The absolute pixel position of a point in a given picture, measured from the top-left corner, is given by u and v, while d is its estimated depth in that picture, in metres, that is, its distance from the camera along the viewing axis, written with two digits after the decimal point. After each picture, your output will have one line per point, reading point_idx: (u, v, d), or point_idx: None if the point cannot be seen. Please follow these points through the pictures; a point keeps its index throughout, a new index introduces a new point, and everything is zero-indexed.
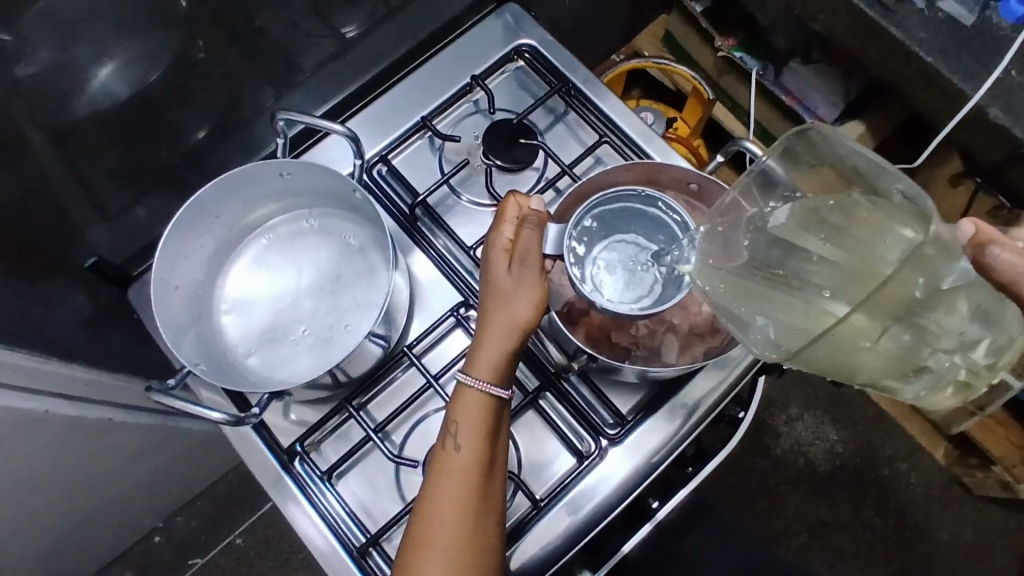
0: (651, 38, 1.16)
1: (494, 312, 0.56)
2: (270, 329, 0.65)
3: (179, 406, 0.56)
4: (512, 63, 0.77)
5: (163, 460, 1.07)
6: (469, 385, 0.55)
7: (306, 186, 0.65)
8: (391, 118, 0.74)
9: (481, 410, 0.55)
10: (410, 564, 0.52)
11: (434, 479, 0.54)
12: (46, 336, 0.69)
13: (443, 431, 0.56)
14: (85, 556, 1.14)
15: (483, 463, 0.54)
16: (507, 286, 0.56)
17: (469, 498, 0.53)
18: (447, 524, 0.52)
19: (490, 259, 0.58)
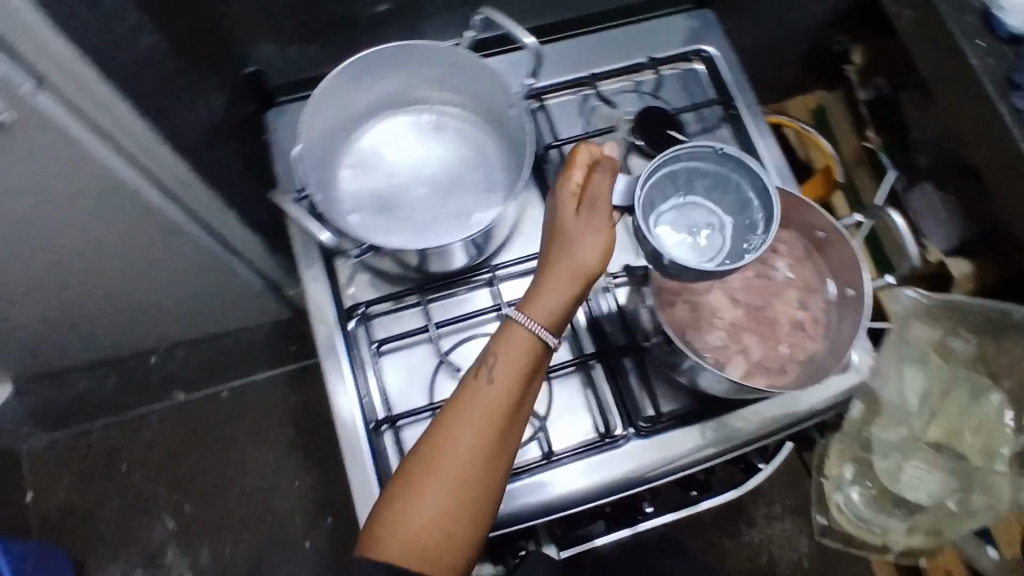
0: (802, 105, 1.17)
1: (555, 257, 0.54)
2: (380, 197, 0.67)
3: (294, 211, 0.60)
4: (688, 63, 0.78)
5: (197, 289, 1.10)
6: (521, 323, 0.54)
7: (469, 87, 0.68)
8: (562, 67, 0.77)
9: (525, 351, 0.54)
10: (415, 486, 0.51)
11: (458, 401, 0.53)
12: (165, 122, 0.72)
13: (478, 361, 0.55)
14: (87, 342, 1.18)
15: (512, 400, 0.53)
16: (572, 232, 0.54)
17: (490, 430, 0.52)
18: (461, 448, 0.52)
19: (557, 202, 0.56)
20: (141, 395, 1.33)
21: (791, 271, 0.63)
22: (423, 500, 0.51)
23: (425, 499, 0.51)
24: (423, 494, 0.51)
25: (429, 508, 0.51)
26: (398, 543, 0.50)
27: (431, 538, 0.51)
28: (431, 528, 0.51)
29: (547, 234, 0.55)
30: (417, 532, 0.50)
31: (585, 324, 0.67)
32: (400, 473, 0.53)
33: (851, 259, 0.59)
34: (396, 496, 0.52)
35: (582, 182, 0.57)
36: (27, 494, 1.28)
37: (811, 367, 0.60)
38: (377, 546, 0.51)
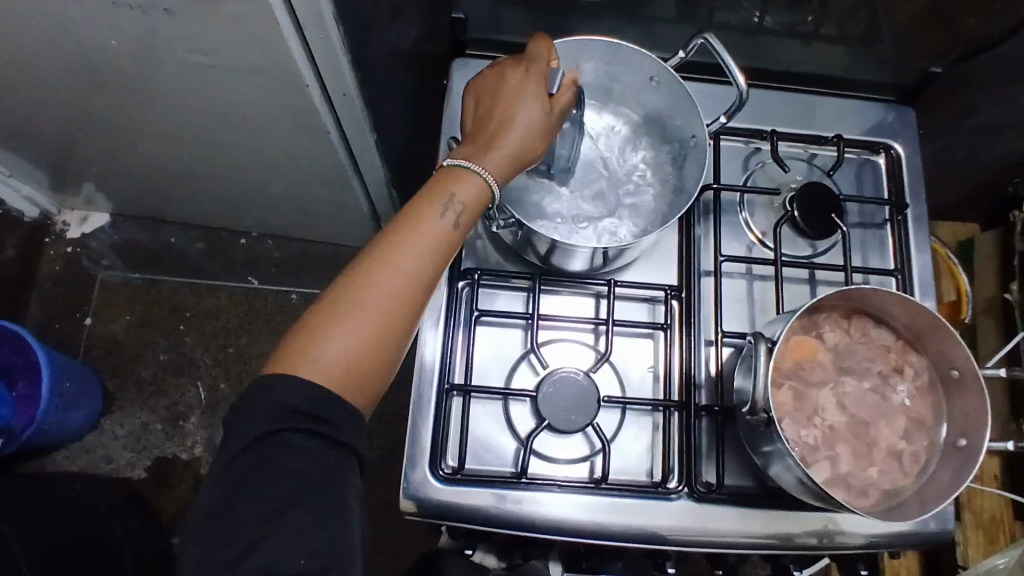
0: (951, 234, 1.11)
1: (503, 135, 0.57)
2: (533, 183, 0.66)
3: None
4: (868, 155, 0.76)
5: (308, 191, 1.13)
6: (476, 172, 0.55)
7: (655, 102, 0.67)
8: (745, 114, 0.76)
9: (477, 194, 0.55)
10: (348, 300, 0.49)
11: (402, 230, 0.52)
12: (352, 25, 0.73)
13: (433, 194, 0.54)
14: (196, 199, 1.24)
15: (457, 237, 0.54)
16: (521, 118, 0.57)
17: (432, 262, 0.52)
18: (401, 277, 0.50)
19: (529, 86, 0.58)
20: (219, 267, 1.39)
21: (908, 399, 0.60)
22: (351, 323, 0.49)
23: (353, 320, 0.49)
24: (353, 316, 0.49)
25: (355, 332, 0.49)
26: (320, 363, 0.48)
27: (353, 365, 0.49)
28: (355, 356, 0.49)
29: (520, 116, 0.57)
30: (340, 356, 0.49)
31: (679, 369, 0.66)
32: (327, 293, 0.50)
33: (979, 412, 0.56)
34: (322, 314, 0.49)
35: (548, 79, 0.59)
36: (91, 316, 1.35)
37: (895, 501, 0.57)
38: (297, 362, 0.48)
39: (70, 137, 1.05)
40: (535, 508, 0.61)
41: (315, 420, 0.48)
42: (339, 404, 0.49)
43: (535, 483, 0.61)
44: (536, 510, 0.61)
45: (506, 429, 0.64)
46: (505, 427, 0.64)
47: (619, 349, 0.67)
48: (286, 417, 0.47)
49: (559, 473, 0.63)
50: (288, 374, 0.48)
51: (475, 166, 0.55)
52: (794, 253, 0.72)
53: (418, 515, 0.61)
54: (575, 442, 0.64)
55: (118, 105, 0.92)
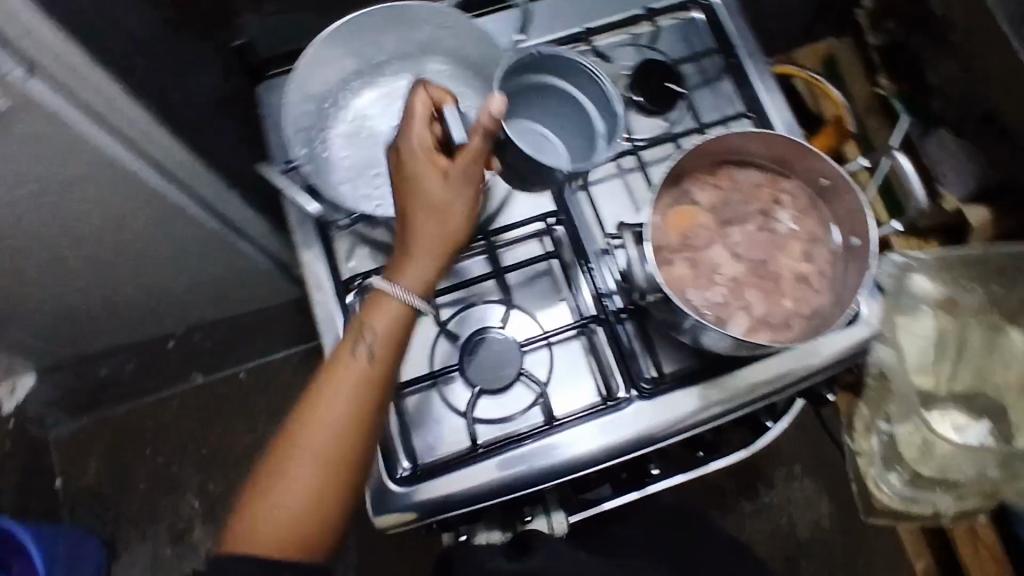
0: (812, 56, 1.11)
1: (435, 226, 0.54)
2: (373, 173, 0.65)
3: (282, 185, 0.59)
4: (686, 12, 0.74)
5: (210, 271, 1.12)
6: (392, 294, 0.54)
7: (456, 45, 0.65)
8: (555, 20, 0.72)
9: (390, 320, 0.53)
10: (285, 460, 0.51)
11: (325, 377, 0.53)
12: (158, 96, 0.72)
13: (350, 333, 0.54)
14: (107, 326, 1.21)
15: (378, 373, 0.53)
16: (454, 201, 0.55)
17: (358, 403, 0.52)
18: (329, 427, 0.51)
19: (420, 163, 0.55)
20: (161, 376, 1.36)
21: (795, 224, 0.61)
22: (293, 484, 0.50)
23: (298, 477, 0.50)
24: (293, 476, 0.50)
25: (300, 491, 0.50)
26: (270, 526, 0.50)
27: (306, 522, 0.51)
28: (299, 511, 0.50)
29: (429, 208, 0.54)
30: (287, 517, 0.50)
31: (585, 286, 0.66)
32: (273, 450, 0.52)
33: (858, 209, 0.57)
34: (266, 477, 0.51)
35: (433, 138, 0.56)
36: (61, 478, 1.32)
37: (818, 321, 0.58)
38: (252, 530, 0.50)
39: None
40: (508, 472, 0.61)
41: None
42: (304, 557, 0.51)
43: (493, 449, 0.61)
44: (503, 475, 0.60)
45: (449, 413, 0.64)
46: (448, 412, 0.64)
47: (524, 292, 0.67)
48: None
49: (513, 428, 0.63)
50: (244, 541, 0.50)
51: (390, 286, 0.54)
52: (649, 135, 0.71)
53: (401, 527, 0.61)
54: (518, 394, 0.64)
55: None
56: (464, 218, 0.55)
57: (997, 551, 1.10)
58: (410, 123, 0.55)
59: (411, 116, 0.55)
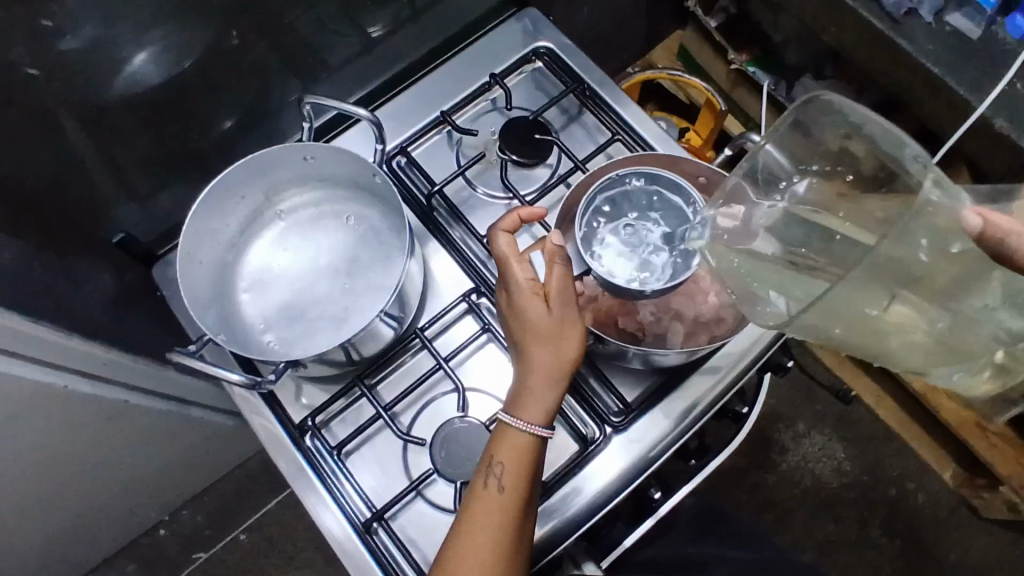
0: (666, 51, 1.19)
1: (541, 353, 0.56)
2: (300, 312, 0.66)
3: (199, 366, 0.58)
4: (530, 64, 0.79)
5: (180, 449, 1.09)
6: (515, 428, 0.55)
7: (329, 171, 0.67)
8: (412, 113, 0.76)
9: (522, 451, 0.55)
10: None
11: (470, 510, 0.54)
12: (70, 312, 0.71)
13: (483, 469, 0.56)
14: (90, 544, 1.15)
15: (519, 505, 0.54)
16: (554, 327, 0.57)
17: (504, 536, 0.53)
18: (481, 557, 0.53)
19: (518, 301, 0.58)
20: (163, 571, 1.29)
21: None
22: None
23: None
24: None
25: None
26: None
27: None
28: None
29: (527, 338, 0.57)
30: None
31: None
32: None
33: None
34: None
35: (527, 277, 0.59)
36: None
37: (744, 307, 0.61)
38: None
39: None
40: None
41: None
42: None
43: None
44: None
45: (439, 516, 0.63)
46: (438, 515, 0.63)
47: (473, 373, 0.68)
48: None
49: None
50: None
51: (515, 418, 0.56)
52: (537, 185, 0.74)
53: None
54: None
55: None
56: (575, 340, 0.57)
57: (1008, 435, 1.10)
58: (506, 265, 0.59)
59: (507, 259, 0.59)
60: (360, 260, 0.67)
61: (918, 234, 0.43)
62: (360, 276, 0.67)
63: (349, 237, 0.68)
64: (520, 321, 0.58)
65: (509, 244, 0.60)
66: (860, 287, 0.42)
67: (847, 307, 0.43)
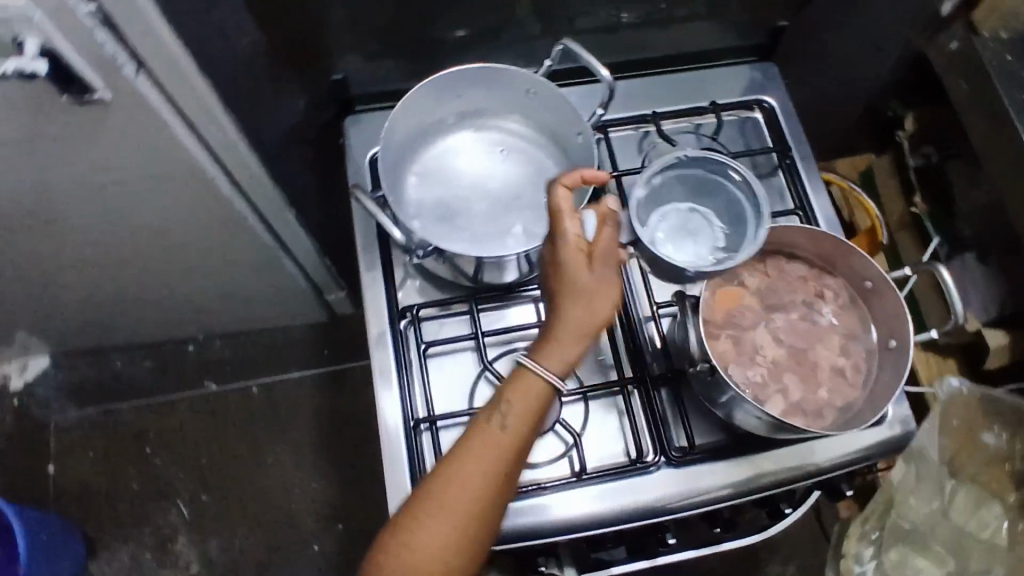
0: (851, 166, 1.20)
1: (577, 311, 0.54)
2: (455, 217, 0.69)
3: (373, 210, 0.63)
4: (747, 111, 0.81)
5: (250, 285, 1.14)
6: (534, 374, 0.54)
7: (540, 111, 0.71)
8: (627, 101, 0.80)
9: (535, 395, 0.54)
10: (417, 511, 0.53)
11: (467, 440, 0.54)
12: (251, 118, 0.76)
13: (491, 404, 0.55)
14: (133, 322, 1.22)
15: (516, 444, 0.54)
16: (596, 287, 0.54)
17: (492, 471, 0.53)
18: (465, 489, 0.53)
19: (564, 256, 0.55)
20: (174, 380, 1.35)
21: (835, 318, 0.64)
22: (426, 533, 0.52)
23: (427, 530, 0.52)
24: (425, 523, 0.52)
25: (434, 546, 0.52)
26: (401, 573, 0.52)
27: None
28: (432, 562, 0.52)
29: (563, 293, 0.54)
30: (417, 565, 0.52)
31: (627, 349, 0.69)
32: (411, 496, 0.55)
33: (898, 311, 0.60)
34: (403, 524, 0.53)
35: (577, 233, 0.55)
36: (52, 463, 1.29)
37: (849, 414, 0.61)
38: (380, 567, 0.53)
39: None
40: (521, 518, 0.63)
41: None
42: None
43: (520, 491, 0.63)
44: (535, 518, 0.63)
45: None
46: None
47: None
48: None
49: (539, 476, 0.65)
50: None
51: (534, 364, 0.54)
52: None
53: None
54: (548, 443, 0.66)
55: (31, 252, 0.91)
56: (614, 300, 0.55)
57: None
58: (558, 214, 0.55)
59: (561, 207, 0.55)
60: (527, 203, 0.70)
61: (959, 510, 0.96)
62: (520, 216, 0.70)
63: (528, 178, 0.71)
64: (558, 274, 0.55)
65: (563, 195, 0.55)
66: (936, 520, 0.97)
67: (925, 529, 0.97)
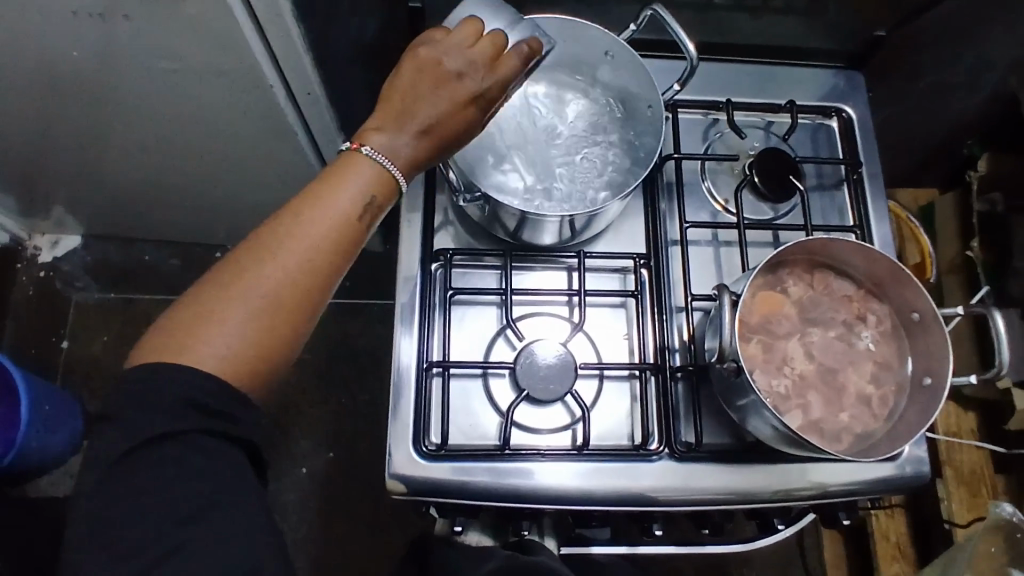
0: (913, 198, 1.16)
1: (422, 136, 0.50)
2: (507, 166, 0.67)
3: None
4: (823, 118, 0.78)
5: (284, 201, 1.13)
6: (374, 166, 0.49)
7: (614, 74, 0.68)
8: (702, 85, 0.78)
9: (371, 179, 0.49)
10: (224, 287, 0.45)
11: (289, 217, 0.47)
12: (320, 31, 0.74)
13: (330, 178, 0.48)
14: (167, 216, 1.23)
15: (352, 225, 0.48)
16: (448, 130, 0.51)
17: (321, 250, 0.47)
18: (287, 270, 0.46)
19: (448, 89, 0.50)
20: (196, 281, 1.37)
21: (873, 344, 0.62)
22: (228, 314, 0.45)
23: (237, 310, 0.45)
24: (231, 304, 0.45)
25: (238, 328, 0.45)
26: (199, 358, 0.45)
27: (241, 368, 0.46)
28: (231, 346, 0.45)
29: (423, 110, 0.50)
30: (216, 349, 0.45)
31: (651, 333, 0.68)
32: (217, 270, 0.46)
33: (941, 350, 0.58)
34: (199, 305, 0.45)
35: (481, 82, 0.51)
36: (67, 339, 1.32)
37: (866, 442, 0.59)
38: (175, 350, 0.45)
39: (32, 165, 1.04)
40: (514, 479, 0.62)
41: (203, 420, 0.45)
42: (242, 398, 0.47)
43: (519, 453, 0.62)
44: (527, 481, 0.62)
45: (487, 405, 0.65)
46: (486, 403, 0.65)
47: (592, 319, 0.69)
48: (183, 416, 0.45)
49: (542, 442, 0.64)
50: (163, 362, 0.45)
51: (371, 156, 0.49)
52: (755, 217, 0.73)
53: (405, 494, 0.62)
54: (555, 411, 0.65)
55: (78, 125, 0.91)
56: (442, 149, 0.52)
57: None
58: (502, 64, 0.51)
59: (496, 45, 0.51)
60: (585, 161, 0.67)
61: None
62: (576, 177, 0.67)
63: (589, 139, 0.69)
64: (427, 83, 0.50)
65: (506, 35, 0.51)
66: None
67: None
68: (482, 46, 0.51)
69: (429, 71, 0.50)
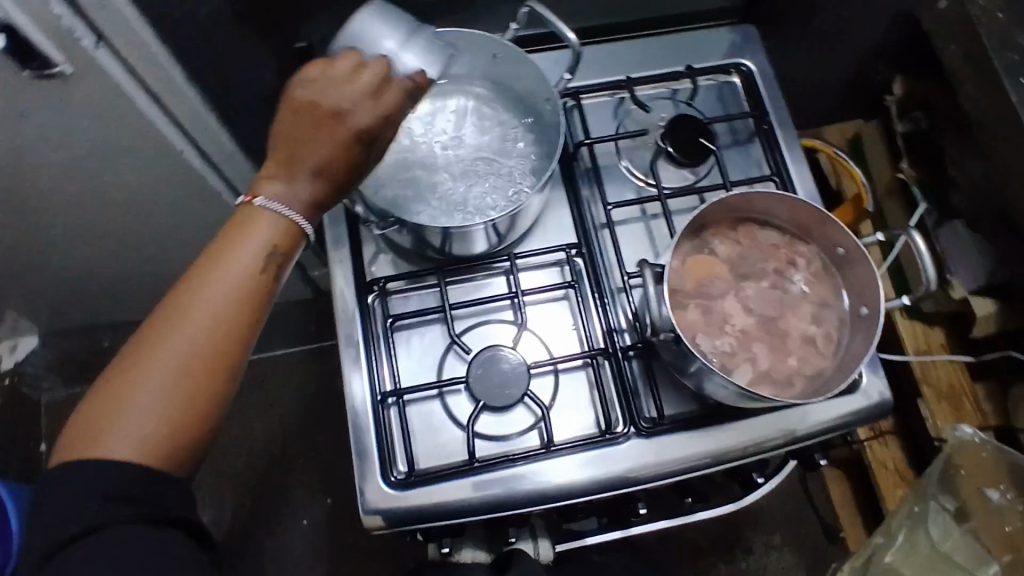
0: (840, 133, 1.18)
1: (310, 176, 0.50)
2: (422, 186, 0.68)
3: None
4: (725, 76, 0.79)
5: None
6: (269, 220, 0.49)
7: (508, 76, 0.69)
8: (601, 67, 0.79)
9: (268, 234, 0.49)
10: (133, 365, 0.45)
11: (191, 286, 0.47)
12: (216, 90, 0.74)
13: (227, 241, 0.48)
14: (118, 298, 1.22)
15: (257, 284, 0.48)
16: (337, 169, 0.50)
17: (228, 315, 0.47)
18: (193, 341, 0.46)
19: (332, 130, 0.49)
20: None
21: (807, 286, 0.63)
22: (143, 393, 0.45)
23: (148, 388, 0.45)
24: (144, 383, 0.45)
25: (154, 406, 0.45)
26: (118, 441, 0.45)
27: (167, 442, 0.46)
28: (149, 424, 0.45)
29: (306, 152, 0.49)
30: (134, 429, 0.45)
31: (596, 319, 0.68)
32: (126, 352, 0.46)
33: (869, 279, 0.59)
34: (109, 388, 0.45)
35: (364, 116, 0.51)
36: None
37: (818, 382, 0.60)
38: (93, 437, 0.45)
39: None
40: (487, 491, 0.62)
41: (143, 496, 0.46)
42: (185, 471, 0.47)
43: (487, 465, 0.62)
44: (499, 490, 0.62)
45: (449, 423, 0.65)
46: (448, 422, 0.65)
47: (536, 317, 0.70)
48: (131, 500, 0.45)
49: (509, 447, 0.65)
50: (84, 451, 0.45)
51: (264, 211, 0.49)
52: (676, 185, 0.74)
53: (383, 527, 0.62)
54: (517, 415, 0.66)
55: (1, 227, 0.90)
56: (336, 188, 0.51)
57: None
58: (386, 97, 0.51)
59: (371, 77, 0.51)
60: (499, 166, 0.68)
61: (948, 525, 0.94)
62: (492, 182, 0.68)
63: (498, 143, 0.70)
64: (309, 129, 0.49)
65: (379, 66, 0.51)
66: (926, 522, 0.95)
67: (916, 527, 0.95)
68: (364, 83, 0.51)
69: (301, 108, 0.49)
